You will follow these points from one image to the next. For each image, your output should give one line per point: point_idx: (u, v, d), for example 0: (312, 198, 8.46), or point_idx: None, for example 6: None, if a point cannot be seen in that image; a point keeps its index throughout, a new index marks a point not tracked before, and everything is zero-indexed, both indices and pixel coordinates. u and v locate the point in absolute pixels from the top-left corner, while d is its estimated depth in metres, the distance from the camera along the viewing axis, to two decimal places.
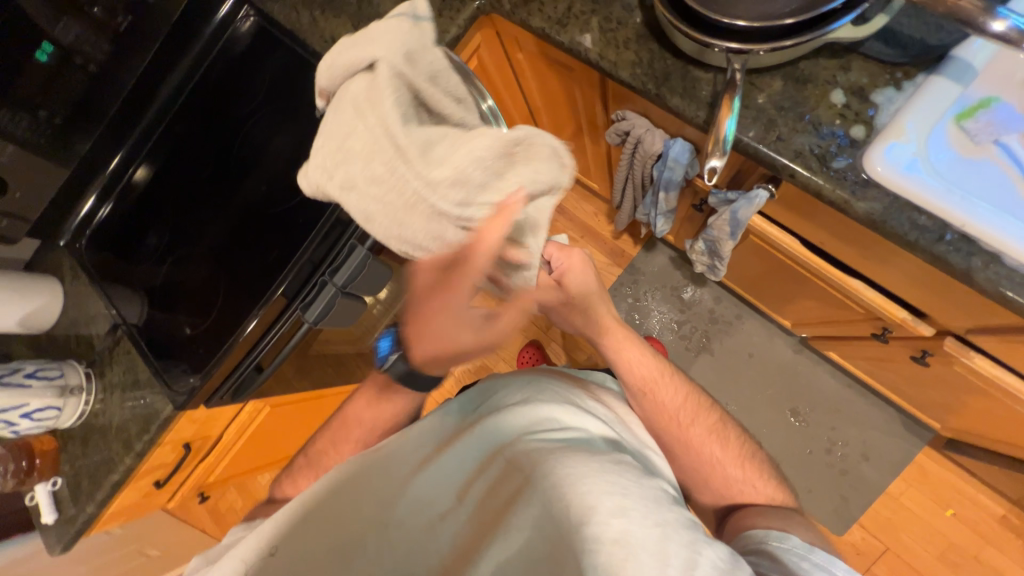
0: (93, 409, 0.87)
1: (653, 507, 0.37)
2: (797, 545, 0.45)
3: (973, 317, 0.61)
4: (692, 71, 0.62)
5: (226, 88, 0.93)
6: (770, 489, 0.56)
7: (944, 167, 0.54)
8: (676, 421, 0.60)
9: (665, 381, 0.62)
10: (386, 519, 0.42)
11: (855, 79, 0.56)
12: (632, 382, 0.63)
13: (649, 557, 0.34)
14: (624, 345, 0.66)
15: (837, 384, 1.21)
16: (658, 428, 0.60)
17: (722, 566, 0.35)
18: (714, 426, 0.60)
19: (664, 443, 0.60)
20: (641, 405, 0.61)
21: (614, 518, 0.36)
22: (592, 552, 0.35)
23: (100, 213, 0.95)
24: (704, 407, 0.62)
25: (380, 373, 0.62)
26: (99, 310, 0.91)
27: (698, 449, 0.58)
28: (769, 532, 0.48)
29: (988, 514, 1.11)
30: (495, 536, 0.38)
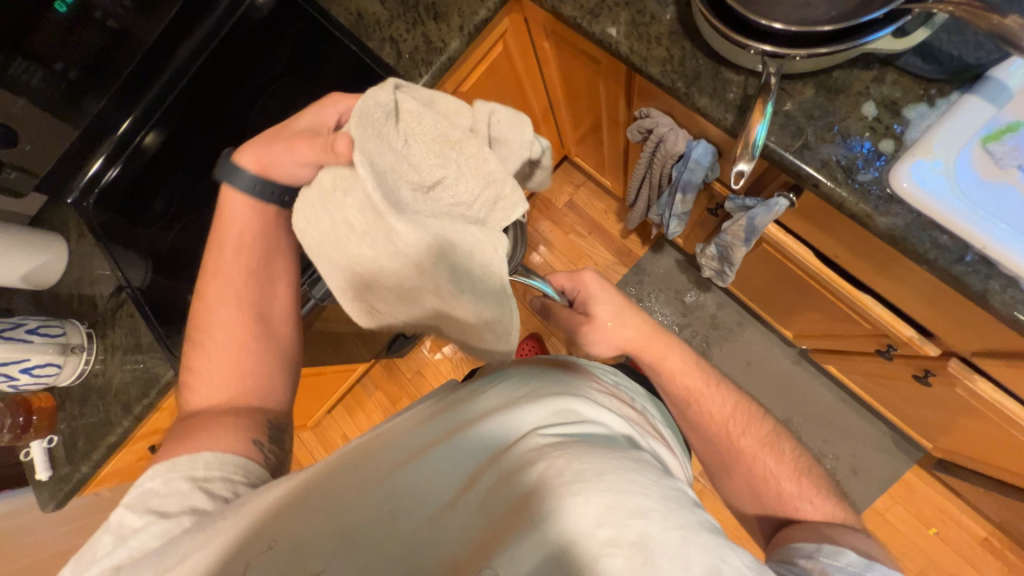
0: (93, 369, 0.86)
1: (673, 509, 0.37)
2: (851, 562, 0.46)
3: (983, 340, 0.61)
4: (723, 72, 0.61)
5: (246, 56, 0.93)
6: (828, 505, 0.56)
7: (970, 189, 0.53)
8: (726, 433, 0.61)
9: (710, 391, 0.62)
10: (396, 507, 0.41)
11: (888, 93, 0.56)
12: (676, 393, 0.63)
13: (668, 559, 0.35)
14: (666, 359, 0.63)
15: (833, 397, 1.22)
16: (705, 438, 0.62)
17: (745, 574, 0.35)
18: (768, 439, 0.61)
19: (714, 451, 0.62)
20: (685, 414, 0.63)
21: (633, 520, 0.36)
22: (609, 554, 0.35)
23: (108, 175, 0.95)
24: (756, 417, 0.62)
25: (241, 237, 0.61)
26: (103, 270, 0.90)
27: (748, 462, 0.59)
28: (821, 547, 0.49)
29: (971, 535, 1.12)
30: (512, 530, 0.38)
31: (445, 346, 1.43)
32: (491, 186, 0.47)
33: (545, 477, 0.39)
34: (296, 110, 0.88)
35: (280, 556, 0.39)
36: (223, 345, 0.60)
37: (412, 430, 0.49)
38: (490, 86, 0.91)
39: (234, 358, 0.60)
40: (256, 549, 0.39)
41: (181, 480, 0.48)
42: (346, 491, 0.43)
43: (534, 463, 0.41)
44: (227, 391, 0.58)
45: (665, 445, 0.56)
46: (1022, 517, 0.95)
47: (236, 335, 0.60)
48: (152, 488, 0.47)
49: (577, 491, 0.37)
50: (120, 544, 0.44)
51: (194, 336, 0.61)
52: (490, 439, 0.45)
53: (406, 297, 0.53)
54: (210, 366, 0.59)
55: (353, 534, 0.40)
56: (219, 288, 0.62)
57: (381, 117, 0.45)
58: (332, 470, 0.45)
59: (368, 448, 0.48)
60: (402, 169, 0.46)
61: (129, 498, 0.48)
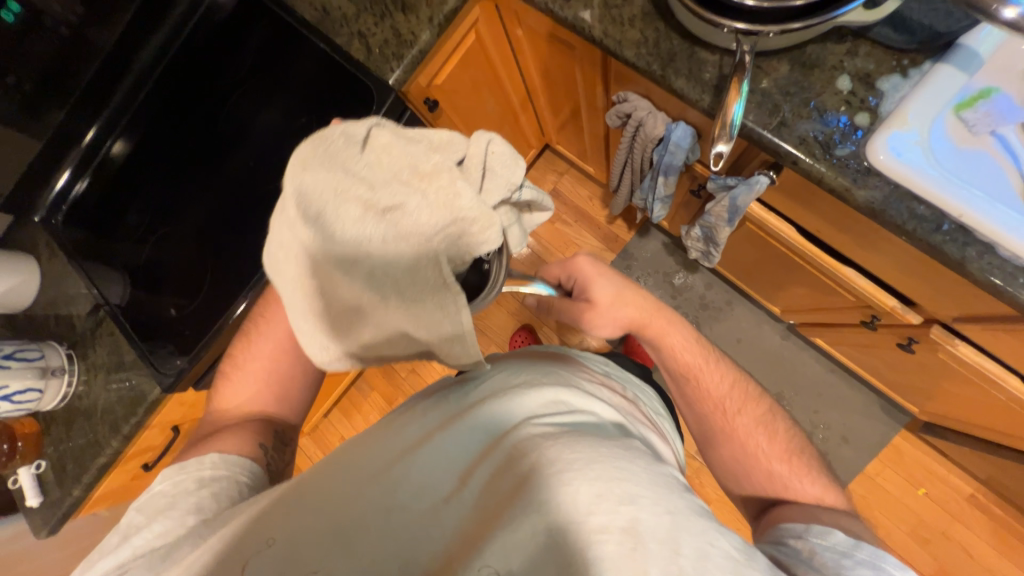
0: (77, 390, 0.84)
1: (664, 494, 0.38)
2: (840, 542, 0.46)
3: (962, 306, 0.62)
4: (698, 52, 0.60)
5: (211, 59, 0.90)
6: (817, 488, 0.56)
7: (944, 157, 0.53)
8: (722, 409, 0.63)
9: (709, 367, 0.65)
10: (391, 502, 0.41)
11: (861, 65, 0.56)
12: (676, 368, 0.67)
13: (658, 544, 0.35)
14: (666, 337, 0.67)
15: (822, 369, 1.25)
16: (700, 414, 0.64)
17: (735, 556, 0.36)
18: (762, 419, 0.62)
19: (708, 426, 0.63)
20: (683, 388, 0.66)
21: (623, 506, 0.36)
22: (601, 539, 0.35)
23: (75, 189, 0.90)
24: (752, 398, 0.64)
25: None
26: (79, 289, 0.88)
27: (741, 438, 0.61)
28: (810, 528, 0.49)
29: (958, 493, 1.16)
30: (505, 521, 0.38)
31: None
32: (448, 223, 0.42)
33: (538, 465, 0.39)
34: (267, 112, 0.86)
35: (275, 556, 0.38)
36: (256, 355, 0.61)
37: (406, 424, 0.49)
38: (466, 77, 0.89)
39: (264, 370, 0.60)
40: (255, 547, 0.38)
41: (189, 480, 0.48)
42: (339, 491, 0.42)
43: (527, 452, 0.41)
44: (252, 398, 0.59)
45: (654, 431, 0.56)
46: (1006, 473, 0.98)
47: (273, 350, 0.60)
48: (157, 492, 0.47)
49: (570, 479, 0.37)
50: (124, 541, 0.44)
51: (241, 334, 0.63)
52: (484, 430, 0.45)
53: (350, 325, 0.45)
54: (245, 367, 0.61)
55: (348, 531, 0.39)
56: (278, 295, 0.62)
57: (352, 143, 0.43)
58: (325, 468, 0.44)
59: (361, 446, 0.47)
60: (353, 186, 0.42)
61: (139, 501, 0.47)
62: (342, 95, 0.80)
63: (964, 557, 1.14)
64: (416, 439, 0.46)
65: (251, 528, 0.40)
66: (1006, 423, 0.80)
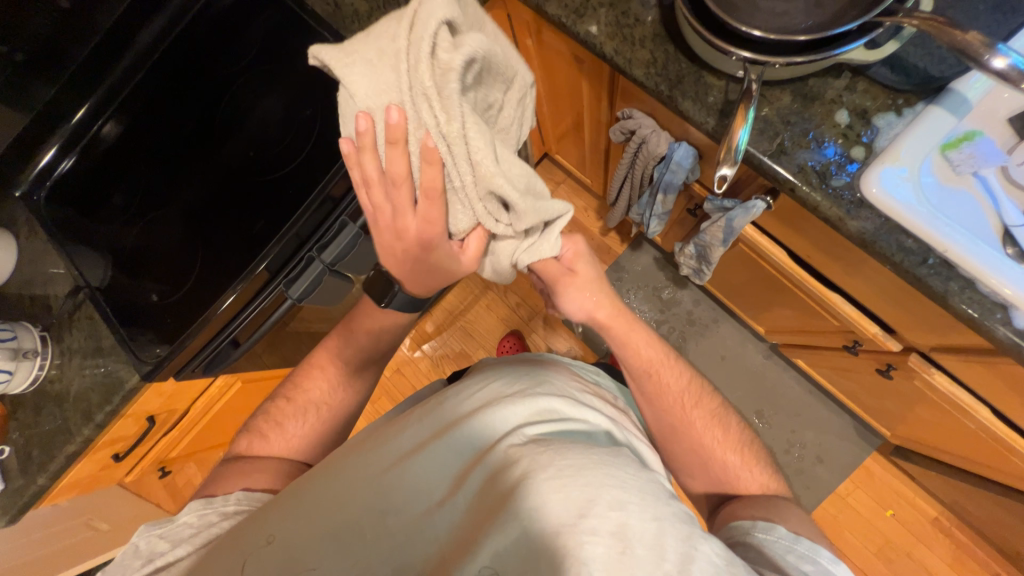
0: (49, 375, 0.81)
1: (650, 500, 0.38)
2: (782, 535, 0.48)
3: (940, 337, 0.65)
4: (705, 77, 0.62)
5: (214, 43, 0.88)
6: (764, 477, 0.59)
7: (930, 192, 0.56)
8: (681, 404, 0.63)
9: (669, 365, 0.64)
10: (385, 506, 0.41)
11: (859, 101, 0.58)
12: (637, 365, 0.65)
13: (644, 550, 0.35)
14: (632, 336, 0.65)
15: (800, 390, 1.28)
16: (660, 410, 0.63)
17: (716, 562, 0.37)
18: (716, 412, 0.63)
19: (669, 425, 0.63)
20: (643, 387, 0.64)
21: (612, 511, 0.36)
22: (590, 542, 0.35)
23: (62, 165, 0.88)
24: (706, 394, 0.65)
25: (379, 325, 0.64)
26: (59, 269, 0.85)
27: (699, 431, 0.62)
28: (756, 522, 0.51)
29: (923, 516, 1.20)
30: (496, 522, 0.38)
31: (424, 344, 1.41)
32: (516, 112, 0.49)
33: (529, 471, 0.39)
34: (268, 101, 0.85)
35: (276, 552, 0.39)
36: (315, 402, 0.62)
37: (402, 428, 0.49)
38: None
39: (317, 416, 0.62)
40: (255, 544, 0.40)
41: (212, 513, 0.47)
42: (334, 494, 0.42)
43: (520, 457, 0.41)
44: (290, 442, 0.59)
45: (646, 443, 0.57)
46: (969, 497, 1.02)
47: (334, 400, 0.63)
48: (185, 523, 0.46)
49: (560, 484, 0.38)
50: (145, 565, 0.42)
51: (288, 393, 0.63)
52: (478, 435, 0.45)
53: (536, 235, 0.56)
54: (293, 417, 0.61)
55: (343, 532, 0.40)
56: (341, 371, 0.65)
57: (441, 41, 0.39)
58: (323, 472, 0.45)
59: (356, 449, 0.47)
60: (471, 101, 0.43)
61: (158, 525, 0.46)
62: None
63: None
64: (411, 444, 0.46)
65: (254, 529, 0.41)
66: (975, 451, 0.83)
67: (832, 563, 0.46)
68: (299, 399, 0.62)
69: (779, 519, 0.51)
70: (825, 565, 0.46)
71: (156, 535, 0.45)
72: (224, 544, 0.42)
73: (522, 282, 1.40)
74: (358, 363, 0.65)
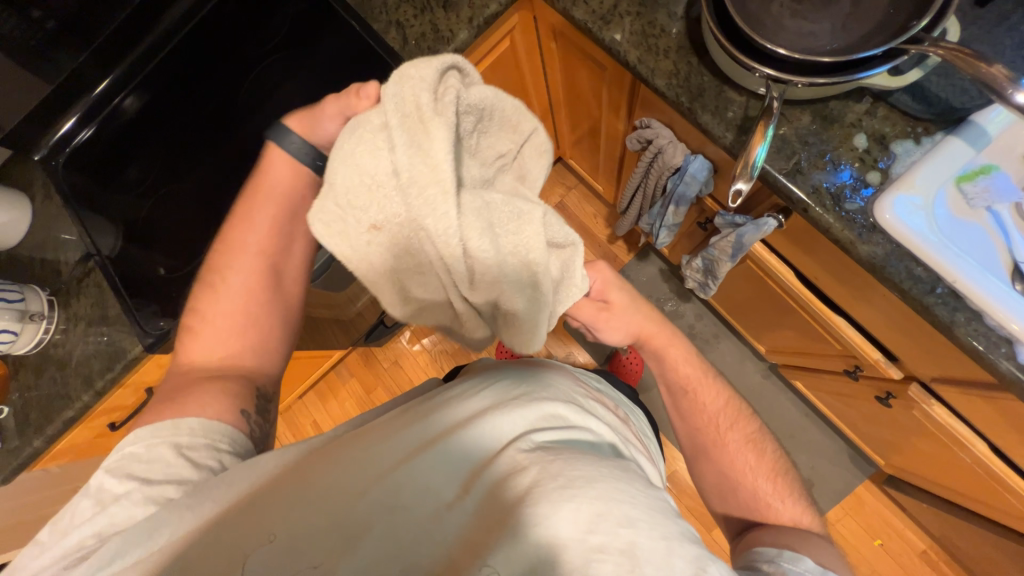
0: (53, 339, 0.81)
1: (658, 518, 0.38)
2: (809, 568, 0.48)
3: (941, 367, 0.65)
4: (726, 91, 0.62)
5: (241, 22, 0.89)
6: (795, 510, 0.58)
7: (944, 224, 0.56)
8: (714, 424, 0.63)
9: (706, 384, 0.66)
10: (392, 503, 0.41)
11: (878, 127, 0.59)
12: (675, 381, 0.67)
13: (652, 569, 0.35)
14: (669, 351, 0.67)
15: (796, 412, 1.28)
16: (693, 428, 0.65)
17: None
18: (752, 437, 0.63)
19: (701, 445, 0.64)
20: (679, 403, 0.66)
21: (622, 528, 0.37)
22: (599, 558, 0.35)
23: (79, 135, 0.88)
24: (743, 416, 0.65)
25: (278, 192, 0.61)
26: (71, 236, 0.86)
27: (731, 452, 0.62)
28: (782, 551, 0.50)
29: (911, 548, 1.19)
30: (506, 529, 0.38)
31: (424, 337, 1.42)
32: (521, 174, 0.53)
33: (539, 480, 0.39)
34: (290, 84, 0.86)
35: (280, 549, 0.39)
36: (226, 301, 0.60)
37: (407, 422, 0.48)
38: (496, 81, 0.90)
39: (239, 320, 0.59)
40: (256, 540, 0.39)
41: (164, 446, 0.49)
42: (338, 488, 0.42)
43: (530, 464, 0.41)
44: (229, 351, 0.58)
45: (644, 453, 0.58)
46: (959, 533, 1.02)
47: (243, 295, 0.60)
48: (141, 466, 0.47)
49: (571, 496, 0.38)
50: (100, 512, 0.44)
51: (199, 288, 0.61)
52: (486, 437, 0.45)
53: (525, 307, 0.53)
54: (216, 297, 0.60)
55: (350, 527, 0.40)
56: (239, 247, 0.61)
57: (450, 79, 0.45)
58: (328, 461, 0.45)
59: (362, 440, 0.47)
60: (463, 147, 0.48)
61: (109, 463, 0.48)
62: (371, 78, 0.80)
63: None
64: (418, 441, 0.45)
65: (256, 517, 0.40)
66: (968, 486, 0.83)
67: None
68: (210, 289, 0.60)
69: (805, 551, 0.51)
70: None
71: (106, 475, 0.47)
72: (192, 506, 0.43)
73: None
74: (271, 235, 0.61)
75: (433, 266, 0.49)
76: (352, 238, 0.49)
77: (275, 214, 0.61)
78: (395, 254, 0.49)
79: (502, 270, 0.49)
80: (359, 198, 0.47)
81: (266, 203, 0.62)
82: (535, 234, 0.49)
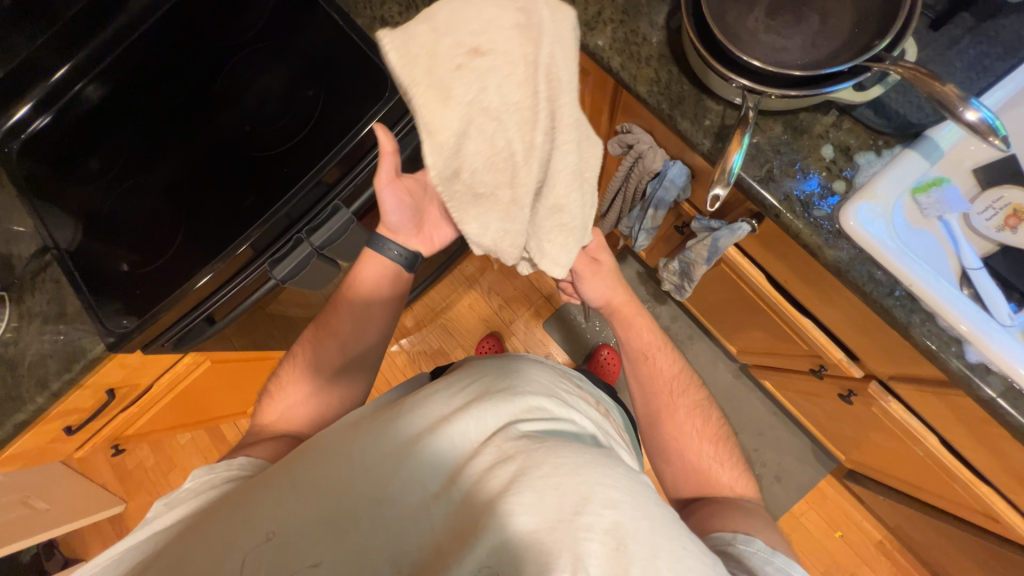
0: (3, 337, 0.76)
1: (640, 500, 0.39)
2: (761, 548, 0.49)
3: (897, 366, 0.70)
4: (704, 100, 0.64)
5: (216, 10, 0.86)
6: (738, 480, 0.61)
7: (901, 231, 0.60)
8: (669, 390, 0.66)
9: (664, 351, 0.69)
10: (380, 496, 0.41)
11: (844, 138, 0.62)
12: (635, 347, 0.70)
13: (637, 546, 0.36)
14: (636, 320, 0.70)
15: (764, 410, 1.33)
16: (649, 392, 0.66)
17: (703, 560, 0.38)
18: (699, 403, 0.66)
19: (653, 410, 0.66)
20: (637, 368, 0.68)
21: (606, 509, 0.37)
22: (586, 539, 0.36)
23: (34, 124, 0.85)
24: (693, 385, 0.68)
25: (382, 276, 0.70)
26: (25, 228, 0.81)
27: (680, 417, 0.64)
28: (735, 534, 0.51)
29: (868, 538, 1.26)
30: (493, 517, 0.38)
31: (402, 338, 1.40)
32: None
33: (525, 467, 0.40)
34: (268, 77, 0.83)
35: (271, 550, 0.38)
36: (302, 375, 0.67)
37: (392, 417, 0.48)
38: None
39: (309, 386, 0.66)
40: (248, 542, 0.39)
41: (217, 477, 0.49)
42: (326, 483, 0.42)
43: (516, 452, 0.42)
44: (296, 419, 0.64)
45: (627, 447, 0.59)
46: (912, 523, 1.08)
47: (320, 369, 0.67)
48: (188, 488, 0.47)
49: (556, 482, 0.38)
50: (142, 526, 0.44)
51: (288, 354, 0.70)
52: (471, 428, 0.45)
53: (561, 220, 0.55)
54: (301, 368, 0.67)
55: (340, 521, 0.40)
56: (331, 327, 0.69)
57: None
58: (314, 460, 0.44)
59: (347, 437, 0.46)
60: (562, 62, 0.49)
61: (168, 496, 0.47)
62: (354, 74, 0.79)
63: None
64: (403, 434, 0.45)
65: (247, 520, 0.40)
66: (921, 477, 0.88)
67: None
68: (297, 359, 0.69)
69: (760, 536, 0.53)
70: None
71: (163, 506, 0.46)
72: (221, 513, 0.42)
73: (507, 284, 1.41)
74: (359, 317, 0.70)
75: (509, 123, 0.46)
76: (422, 70, 0.44)
77: (370, 300, 0.70)
78: (475, 94, 0.45)
79: (571, 162, 0.50)
80: (463, 30, 0.45)
81: (353, 294, 0.70)
82: (596, 160, 0.52)
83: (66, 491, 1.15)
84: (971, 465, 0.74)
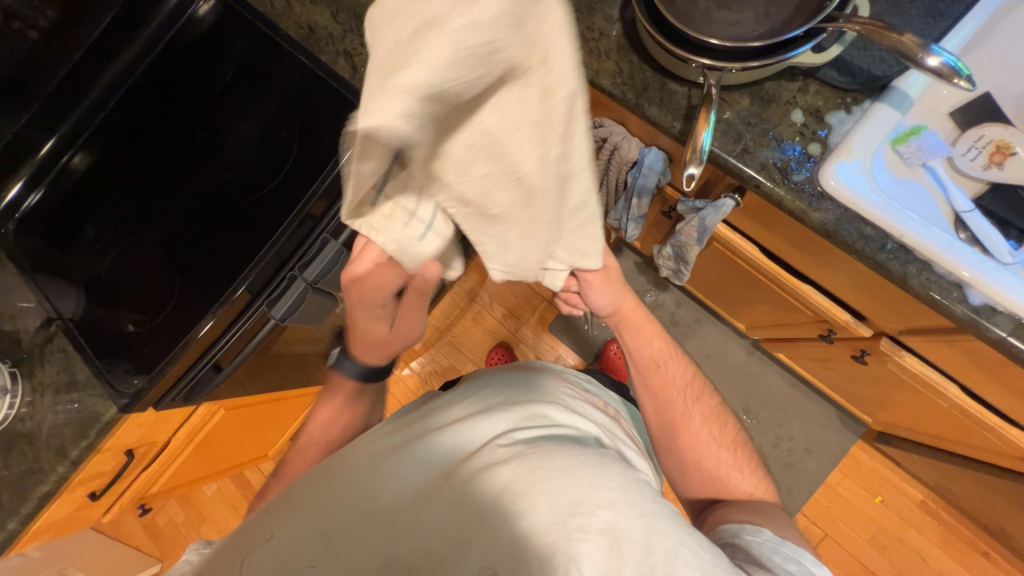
0: (20, 413, 0.77)
1: (636, 499, 0.40)
2: (769, 538, 0.49)
3: (905, 320, 0.69)
4: (669, 84, 0.65)
5: (187, 68, 0.88)
6: (755, 479, 0.61)
7: (885, 184, 0.60)
8: (683, 397, 0.65)
9: (674, 358, 0.67)
10: (374, 506, 0.42)
11: (812, 101, 0.62)
12: (645, 356, 0.67)
13: (631, 546, 0.37)
14: (645, 327, 0.68)
15: (783, 383, 1.31)
16: (660, 403, 0.65)
17: (702, 555, 0.38)
18: (712, 410, 0.65)
19: (664, 422, 0.64)
20: (648, 378, 0.66)
21: (600, 510, 0.38)
22: (580, 539, 0.37)
23: (28, 200, 0.88)
24: (705, 392, 0.67)
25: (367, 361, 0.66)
26: (29, 302, 0.82)
27: (696, 427, 0.63)
28: (743, 526, 0.52)
29: (910, 500, 1.23)
30: (486, 521, 0.39)
31: (412, 361, 1.40)
32: None
33: (518, 471, 0.41)
34: (246, 125, 0.86)
35: (270, 553, 0.40)
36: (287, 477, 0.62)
37: (393, 435, 0.49)
38: None
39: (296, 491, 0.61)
40: (254, 543, 0.41)
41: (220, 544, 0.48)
42: (331, 493, 0.43)
43: (510, 456, 0.43)
44: None
45: (636, 449, 0.58)
46: (951, 477, 1.05)
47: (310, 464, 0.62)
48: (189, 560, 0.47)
49: (549, 484, 0.39)
50: None
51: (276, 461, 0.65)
52: (468, 438, 0.46)
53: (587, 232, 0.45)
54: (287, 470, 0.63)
55: (335, 532, 0.41)
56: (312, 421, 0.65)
57: None
58: (315, 481, 0.45)
59: (350, 456, 0.48)
60: None
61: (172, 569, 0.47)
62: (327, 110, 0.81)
63: (918, 561, 1.20)
64: (402, 448, 0.46)
65: (248, 537, 0.42)
66: (951, 430, 0.86)
67: (816, 566, 0.47)
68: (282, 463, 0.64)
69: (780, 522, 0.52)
70: (811, 568, 0.47)
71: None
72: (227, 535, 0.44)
73: (507, 293, 1.41)
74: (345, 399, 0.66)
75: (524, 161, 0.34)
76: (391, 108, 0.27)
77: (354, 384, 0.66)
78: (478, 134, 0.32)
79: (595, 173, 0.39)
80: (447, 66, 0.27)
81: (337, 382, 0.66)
82: None
83: (100, 556, 1.15)
84: (997, 409, 0.72)
